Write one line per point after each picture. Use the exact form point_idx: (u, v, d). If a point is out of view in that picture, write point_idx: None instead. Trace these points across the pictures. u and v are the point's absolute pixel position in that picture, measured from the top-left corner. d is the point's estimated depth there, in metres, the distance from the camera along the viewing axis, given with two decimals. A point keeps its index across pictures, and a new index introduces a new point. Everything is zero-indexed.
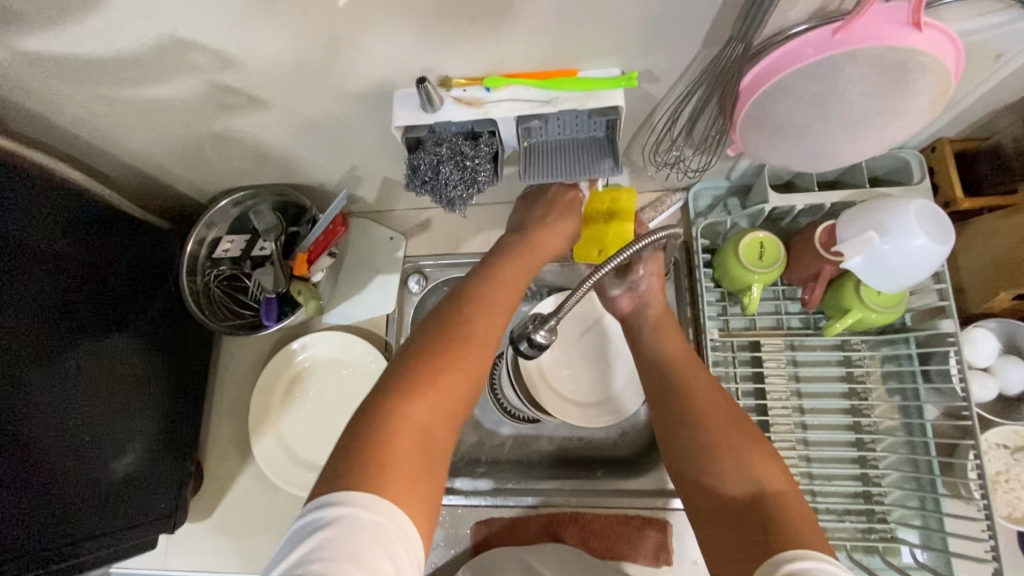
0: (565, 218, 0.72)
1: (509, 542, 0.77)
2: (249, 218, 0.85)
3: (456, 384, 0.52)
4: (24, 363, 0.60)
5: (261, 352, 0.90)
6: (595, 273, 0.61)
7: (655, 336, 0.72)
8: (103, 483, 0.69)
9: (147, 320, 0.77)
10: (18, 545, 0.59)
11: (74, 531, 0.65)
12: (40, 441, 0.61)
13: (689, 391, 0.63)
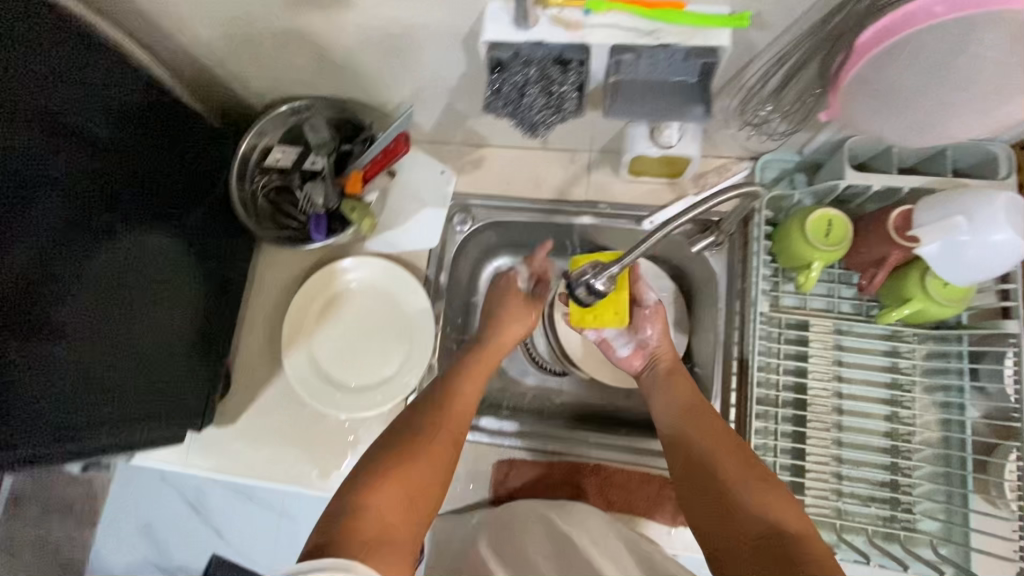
0: (514, 322, 0.80)
1: (529, 486, 0.78)
2: (303, 130, 0.83)
3: (415, 476, 0.60)
4: (69, 235, 0.58)
5: (299, 269, 0.89)
6: (664, 225, 0.57)
7: (665, 385, 0.75)
8: (135, 373, 0.67)
9: (186, 219, 0.74)
10: (57, 418, 0.57)
11: (107, 415, 0.64)
12: (83, 320, 0.59)
13: (704, 444, 0.66)
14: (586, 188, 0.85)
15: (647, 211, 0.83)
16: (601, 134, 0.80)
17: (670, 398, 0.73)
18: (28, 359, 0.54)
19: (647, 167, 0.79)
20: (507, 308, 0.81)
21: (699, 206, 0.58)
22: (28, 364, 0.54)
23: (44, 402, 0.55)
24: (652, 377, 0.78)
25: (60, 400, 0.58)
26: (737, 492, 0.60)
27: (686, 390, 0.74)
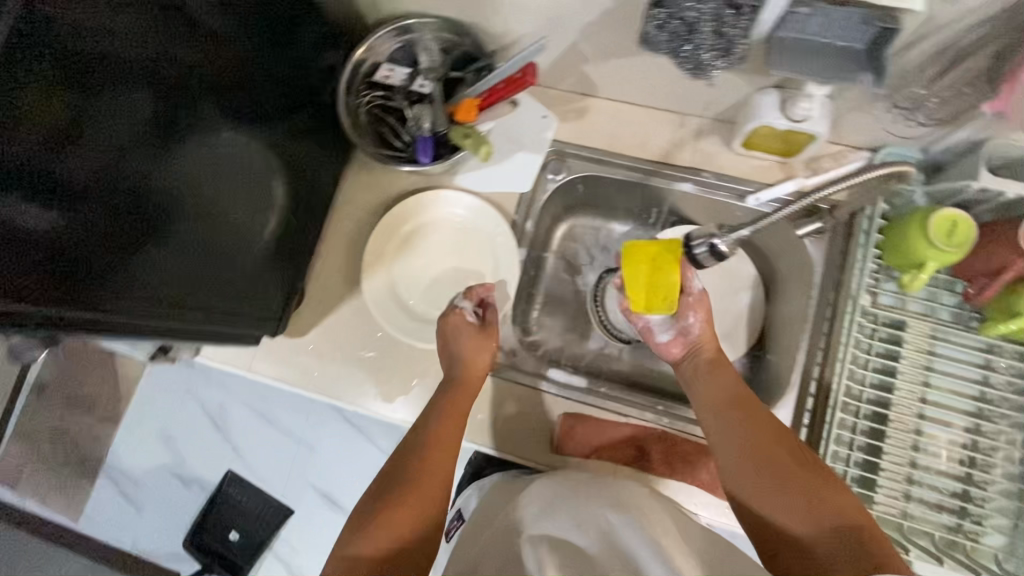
0: (482, 353, 0.78)
1: (592, 439, 0.77)
2: (413, 50, 0.80)
3: (398, 519, 0.66)
4: (170, 121, 0.54)
5: (383, 195, 0.87)
6: (812, 196, 0.67)
7: (708, 374, 0.73)
8: (213, 273, 0.65)
9: (275, 124, 0.71)
10: (143, 307, 0.55)
11: (188, 312, 0.62)
12: (170, 213, 0.57)
13: (752, 441, 0.65)
14: (692, 155, 0.83)
15: (751, 188, 0.81)
16: (722, 100, 0.77)
17: (711, 389, 0.71)
18: (126, 255, 0.52)
19: (763, 140, 0.77)
20: (479, 341, 0.78)
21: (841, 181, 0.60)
22: (125, 248, 0.52)
23: (130, 290, 0.53)
24: (700, 363, 0.74)
25: (150, 291, 0.56)
26: (788, 496, 0.61)
27: (730, 379, 0.71)
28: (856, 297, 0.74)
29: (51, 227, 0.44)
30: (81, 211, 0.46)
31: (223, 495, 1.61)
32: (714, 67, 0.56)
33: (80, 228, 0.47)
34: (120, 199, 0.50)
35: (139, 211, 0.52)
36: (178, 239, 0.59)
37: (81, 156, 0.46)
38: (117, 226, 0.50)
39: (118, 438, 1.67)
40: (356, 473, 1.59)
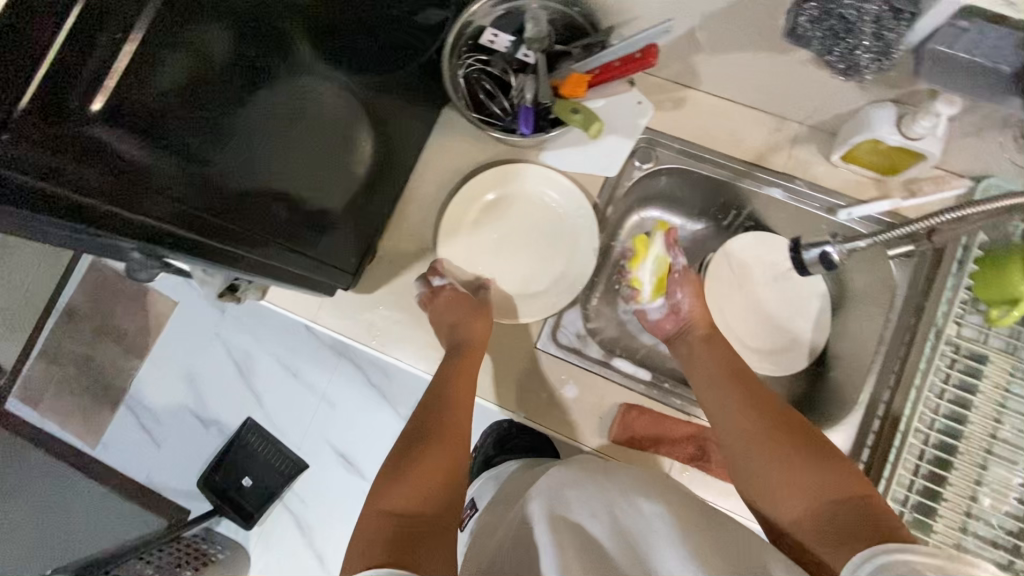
0: (478, 317, 0.79)
1: (655, 432, 0.78)
2: (521, 17, 0.78)
3: (432, 468, 0.66)
4: (279, 62, 0.52)
5: (466, 161, 0.87)
6: (920, 224, 0.65)
7: (708, 356, 0.78)
8: (293, 218, 0.65)
9: (374, 75, 0.69)
10: (228, 244, 0.55)
11: (268, 254, 0.62)
12: (264, 154, 0.55)
13: (749, 416, 0.67)
14: (786, 160, 0.82)
15: (843, 202, 0.80)
16: (829, 109, 0.76)
17: (711, 369, 0.76)
18: (218, 185, 0.51)
19: (865, 155, 0.76)
20: (463, 306, 0.79)
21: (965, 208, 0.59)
22: (219, 183, 0.51)
23: (219, 224, 0.52)
24: (703, 348, 0.79)
25: (237, 229, 0.55)
26: (784, 461, 0.61)
27: (725, 359, 0.76)
28: (939, 326, 0.72)
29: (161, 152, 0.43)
30: (188, 140, 0.45)
31: (241, 442, 1.61)
32: (868, 68, 0.54)
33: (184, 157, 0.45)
34: (221, 129, 0.48)
35: (236, 149, 0.51)
36: (265, 175, 0.57)
37: (197, 85, 0.44)
38: (214, 157, 0.49)
39: (141, 372, 1.66)
40: (375, 437, 1.58)
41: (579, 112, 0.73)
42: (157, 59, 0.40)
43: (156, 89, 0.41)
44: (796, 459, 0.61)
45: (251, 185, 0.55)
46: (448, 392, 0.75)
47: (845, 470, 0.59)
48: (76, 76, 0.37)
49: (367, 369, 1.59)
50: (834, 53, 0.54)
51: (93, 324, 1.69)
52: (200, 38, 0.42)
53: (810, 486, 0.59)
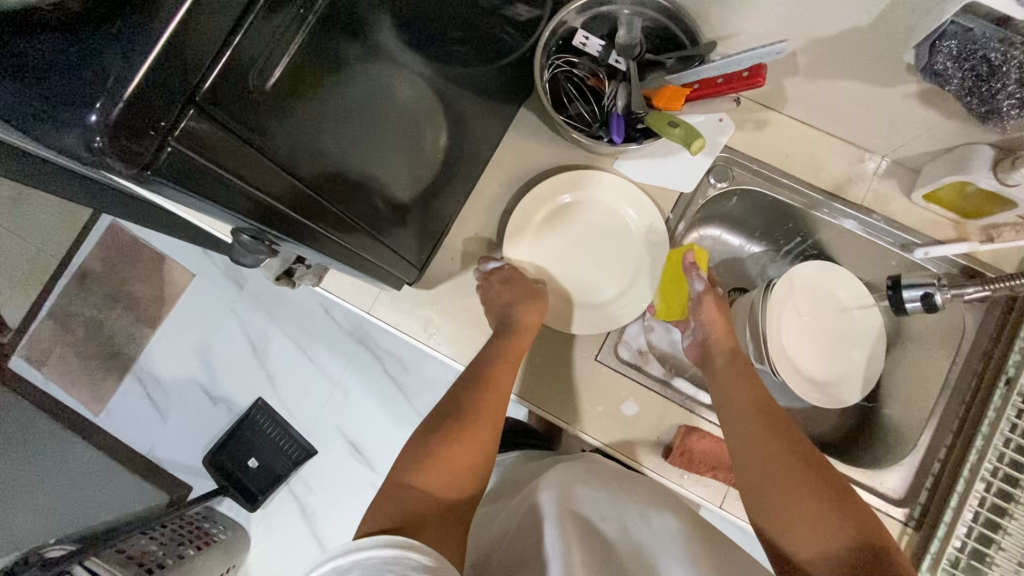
0: (528, 303, 0.76)
1: (704, 446, 0.77)
2: (614, 22, 0.76)
3: (455, 450, 0.63)
4: (373, 42, 0.47)
5: (538, 163, 0.85)
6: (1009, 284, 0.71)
7: (731, 379, 0.71)
8: (370, 208, 0.61)
9: (460, 62, 0.66)
10: (308, 231, 0.51)
11: (345, 244, 0.59)
12: (351, 141, 0.51)
13: (769, 451, 0.62)
14: (865, 193, 0.81)
15: (919, 241, 0.79)
16: (920, 146, 0.75)
17: (735, 395, 0.69)
18: (324, 172, 0.49)
19: (949, 196, 0.75)
20: (516, 288, 0.76)
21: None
22: (313, 173, 0.47)
23: (307, 212, 0.49)
24: (724, 368, 0.73)
25: (323, 217, 0.52)
26: (801, 501, 0.57)
27: (748, 384, 0.70)
28: (1010, 375, 0.71)
29: (290, 139, 0.41)
30: (294, 130, 0.41)
31: (250, 422, 1.57)
32: (1010, 113, 0.54)
33: (306, 145, 0.44)
34: (338, 120, 0.47)
35: (330, 134, 0.47)
36: (361, 165, 0.55)
37: (329, 74, 0.42)
38: (328, 146, 0.47)
39: (152, 342, 1.62)
40: (388, 428, 1.55)
41: (680, 126, 0.72)
42: (314, 47, 0.39)
43: (302, 75, 0.39)
44: (811, 501, 0.57)
45: (336, 175, 0.51)
46: (482, 379, 0.71)
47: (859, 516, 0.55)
48: (258, 61, 0.35)
49: (386, 360, 1.57)
50: (975, 95, 0.54)
51: (107, 288, 1.64)
52: (345, 30, 0.42)
53: (822, 529, 0.55)
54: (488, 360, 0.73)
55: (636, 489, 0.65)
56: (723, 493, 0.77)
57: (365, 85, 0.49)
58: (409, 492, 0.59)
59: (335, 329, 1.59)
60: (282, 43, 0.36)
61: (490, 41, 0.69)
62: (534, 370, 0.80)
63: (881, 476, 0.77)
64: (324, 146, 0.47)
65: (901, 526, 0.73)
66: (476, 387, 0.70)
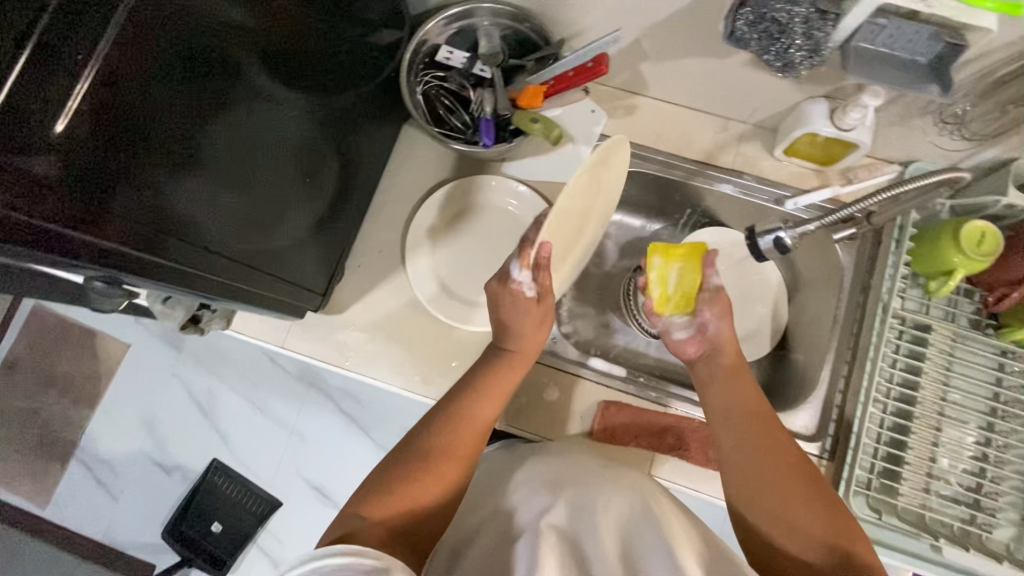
0: (536, 327, 0.74)
1: (629, 417, 0.80)
2: (473, 34, 0.81)
3: (444, 467, 0.63)
4: (213, 91, 0.50)
5: (429, 176, 0.88)
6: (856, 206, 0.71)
7: (731, 389, 0.69)
8: (260, 245, 0.64)
9: (331, 96, 0.70)
10: (186, 274, 0.54)
11: (237, 280, 0.62)
12: (216, 186, 0.54)
13: (764, 466, 0.63)
14: (734, 157, 0.87)
15: (789, 193, 0.85)
16: (769, 107, 0.81)
17: (733, 406, 0.68)
18: (189, 212, 0.51)
19: (804, 147, 0.81)
20: (530, 317, 0.73)
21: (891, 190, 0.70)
22: (175, 220, 0.50)
23: (180, 257, 0.52)
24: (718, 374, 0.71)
25: (201, 258, 0.54)
26: (789, 517, 0.59)
27: (752, 396, 0.69)
28: (887, 301, 0.78)
29: (130, 185, 0.44)
30: (133, 184, 0.44)
31: (207, 486, 1.51)
32: (803, 64, 0.59)
33: (156, 188, 0.46)
34: (191, 158, 0.49)
35: (185, 182, 0.50)
36: (237, 206, 0.58)
37: (156, 113, 0.45)
38: (182, 185, 0.49)
39: (92, 422, 1.55)
40: (348, 465, 1.51)
41: (538, 121, 0.77)
42: (117, 90, 0.42)
43: (117, 119, 0.42)
44: (799, 514, 0.59)
45: (206, 220, 0.54)
46: (477, 387, 0.70)
47: (846, 528, 0.58)
48: (37, 100, 0.38)
49: (337, 397, 1.53)
50: (771, 52, 0.58)
51: (38, 375, 1.58)
52: (162, 71, 0.45)
53: (808, 542, 0.58)
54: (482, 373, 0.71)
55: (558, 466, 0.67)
56: (649, 459, 0.79)
57: (217, 129, 0.52)
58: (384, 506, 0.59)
59: (281, 374, 1.53)
60: (70, 87, 0.39)
61: (353, 68, 0.73)
62: (454, 374, 0.81)
63: (792, 417, 0.80)
64: (181, 194, 0.50)
65: (816, 460, 0.77)
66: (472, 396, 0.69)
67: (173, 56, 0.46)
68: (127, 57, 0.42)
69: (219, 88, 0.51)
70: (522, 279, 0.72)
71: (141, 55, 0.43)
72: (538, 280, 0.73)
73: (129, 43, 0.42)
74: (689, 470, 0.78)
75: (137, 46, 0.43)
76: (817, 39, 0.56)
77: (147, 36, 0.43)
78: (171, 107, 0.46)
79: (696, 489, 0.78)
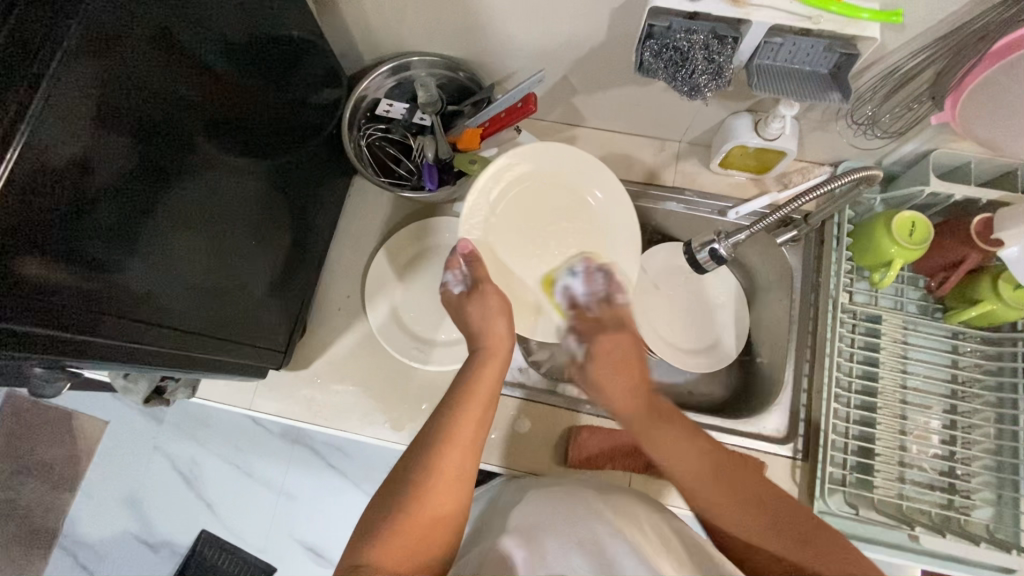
0: (497, 319, 0.72)
1: (604, 441, 0.80)
2: (410, 86, 0.84)
3: (442, 487, 0.58)
4: (151, 161, 0.52)
5: (385, 225, 0.91)
6: (786, 207, 0.72)
7: (671, 438, 0.58)
8: (217, 306, 0.65)
9: (276, 157, 0.72)
10: (138, 343, 0.54)
11: (195, 343, 0.62)
12: (161, 252, 0.55)
13: (720, 511, 0.54)
14: (674, 175, 0.90)
15: (730, 204, 0.88)
16: (699, 126, 0.85)
17: (684, 463, 0.56)
18: (136, 279, 0.52)
19: (738, 161, 0.85)
20: (482, 305, 0.72)
21: (817, 189, 0.71)
22: (120, 288, 0.50)
23: (128, 324, 0.52)
24: (647, 425, 0.60)
25: (151, 323, 0.55)
26: (786, 557, 0.51)
27: (689, 444, 0.57)
28: (835, 296, 0.80)
29: (65, 257, 0.45)
30: (67, 256, 0.45)
31: (197, 559, 1.45)
32: (708, 86, 0.62)
33: (86, 263, 0.47)
34: (129, 225, 0.50)
35: (127, 251, 0.51)
36: (188, 266, 0.59)
37: (83, 189, 0.45)
38: (126, 254, 0.50)
39: (75, 506, 1.50)
40: (337, 520, 1.46)
41: (476, 163, 0.80)
42: (40, 170, 0.42)
43: (42, 199, 0.42)
44: (791, 552, 0.51)
45: (156, 286, 0.55)
46: (460, 392, 0.65)
47: (845, 556, 0.50)
48: None
49: (324, 451, 1.49)
50: (678, 79, 0.62)
51: (13, 464, 1.53)
52: (101, 145, 0.46)
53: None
54: (462, 385, 0.66)
55: (530, 496, 0.67)
56: (627, 479, 0.79)
57: (159, 196, 0.53)
58: (381, 539, 0.54)
59: (265, 434, 1.50)
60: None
61: (296, 128, 0.76)
62: (424, 417, 0.81)
63: (764, 421, 0.81)
64: (125, 263, 0.50)
65: (790, 461, 0.77)
66: (459, 406, 0.63)
67: (111, 131, 0.47)
68: (48, 138, 0.42)
69: (154, 158, 0.52)
70: (447, 278, 0.75)
71: (66, 135, 0.44)
72: (467, 276, 0.74)
73: (55, 119, 0.43)
74: (667, 486, 0.78)
75: (74, 129, 0.44)
76: (717, 61, 0.60)
77: (73, 113, 0.44)
78: (99, 180, 0.46)
79: (678, 506, 0.77)
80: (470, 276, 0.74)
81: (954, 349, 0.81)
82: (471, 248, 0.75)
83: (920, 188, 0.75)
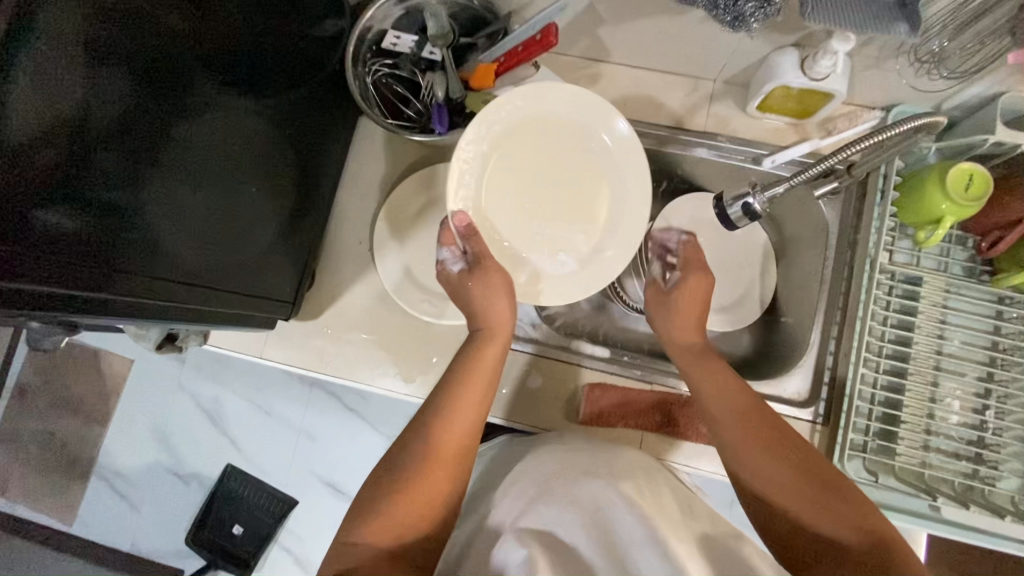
0: (497, 295, 0.68)
1: (618, 400, 0.78)
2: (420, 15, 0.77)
3: (440, 471, 0.57)
4: (150, 100, 0.48)
5: (394, 170, 0.87)
6: (834, 157, 0.64)
7: (716, 377, 0.65)
8: (223, 256, 0.63)
9: (278, 96, 0.67)
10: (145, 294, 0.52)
11: (204, 294, 0.60)
12: (164, 199, 0.52)
13: (742, 449, 0.59)
14: (706, 119, 0.82)
15: (766, 151, 0.81)
16: (738, 63, 0.77)
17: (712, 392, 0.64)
18: (140, 227, 0.50)
19: (778, 103, 0.77)
20: (483, 283, 0.68)
21: (870, 138, 0.62)
22: (123, 236, 0.48)
23: (133, 275, 0.50)
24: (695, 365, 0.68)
25: (158, 274, 0.53)
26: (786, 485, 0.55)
27: (732, 383, 0.64)
28: (875, 256, 0.75)
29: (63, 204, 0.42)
30: (65, 204, 0.42)
31: (223, 490, 1.53)
32: (755, 16, 0.54)
33: (84, 207, 0.44)
34: (128, 170, 0.47)
35: (129, 198, 0.48)
36: (193, 213, 0.56)
37: (72, 129, 0.41)
38: (131, 202, 0.48)
39: (107, 439, 1.57)
40: (354, 459, 1.50)
41: None
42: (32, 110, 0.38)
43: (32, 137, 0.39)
44: (801, 483, 0.55)
45: (160, 233, 0.52)
46: (458, 371, 0.64)
47: (843, 489, 0.54)
48: None
49: (341, 393, 1.51)
50: (720, 7, 0.55)
51: (48, 397, 1.59)
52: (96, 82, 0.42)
53: (817, 517, 0.53)
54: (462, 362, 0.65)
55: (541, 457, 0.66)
56: (639, 439, 0.77)
57: (159, 139, 0.50)
58: (369, 520, 0.54)
59: (283, 376, 1.53)
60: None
61: (299, 62, 0.70)
62: (435, 370, 0.80)
63: (784, 384, 0.78)
64: (127, 210, 0.48)
65: (810, 425, 0.75)
66: (456, 384, 0.62)
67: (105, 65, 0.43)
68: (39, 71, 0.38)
69: (153, 97, 0.48)
70: (444, 256, 0.71)
71: (55, 67, 0.39)
72: (467, 251, 0.70)
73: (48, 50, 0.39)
74: (682, 445, 0.76)
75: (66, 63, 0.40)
76: None
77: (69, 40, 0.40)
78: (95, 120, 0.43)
79: (689, 465, 0.76)
80: (469, 253, 0.70)
81: (998, 315, 0.76)
82: (466, 219, 0.69)
83: (984, 137, 0.67)
